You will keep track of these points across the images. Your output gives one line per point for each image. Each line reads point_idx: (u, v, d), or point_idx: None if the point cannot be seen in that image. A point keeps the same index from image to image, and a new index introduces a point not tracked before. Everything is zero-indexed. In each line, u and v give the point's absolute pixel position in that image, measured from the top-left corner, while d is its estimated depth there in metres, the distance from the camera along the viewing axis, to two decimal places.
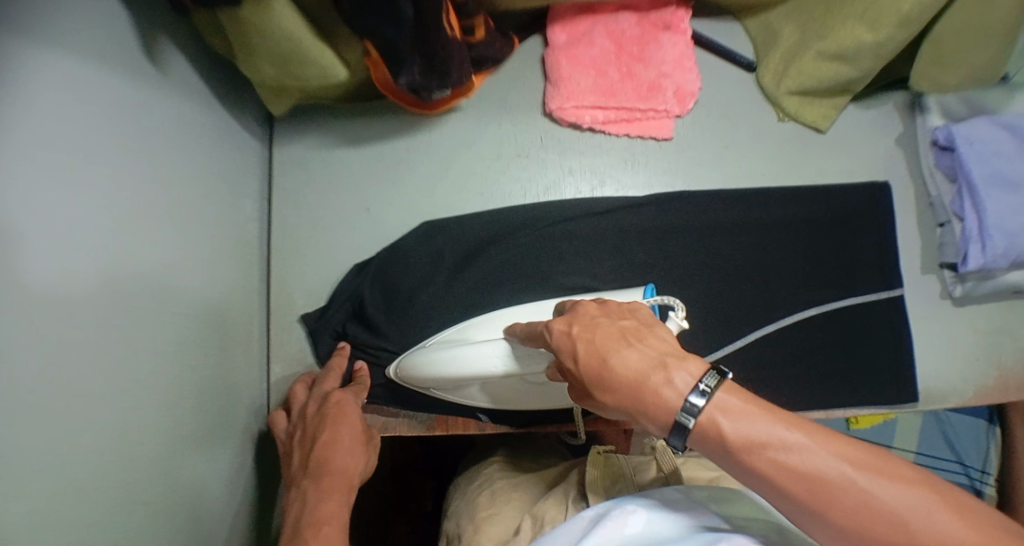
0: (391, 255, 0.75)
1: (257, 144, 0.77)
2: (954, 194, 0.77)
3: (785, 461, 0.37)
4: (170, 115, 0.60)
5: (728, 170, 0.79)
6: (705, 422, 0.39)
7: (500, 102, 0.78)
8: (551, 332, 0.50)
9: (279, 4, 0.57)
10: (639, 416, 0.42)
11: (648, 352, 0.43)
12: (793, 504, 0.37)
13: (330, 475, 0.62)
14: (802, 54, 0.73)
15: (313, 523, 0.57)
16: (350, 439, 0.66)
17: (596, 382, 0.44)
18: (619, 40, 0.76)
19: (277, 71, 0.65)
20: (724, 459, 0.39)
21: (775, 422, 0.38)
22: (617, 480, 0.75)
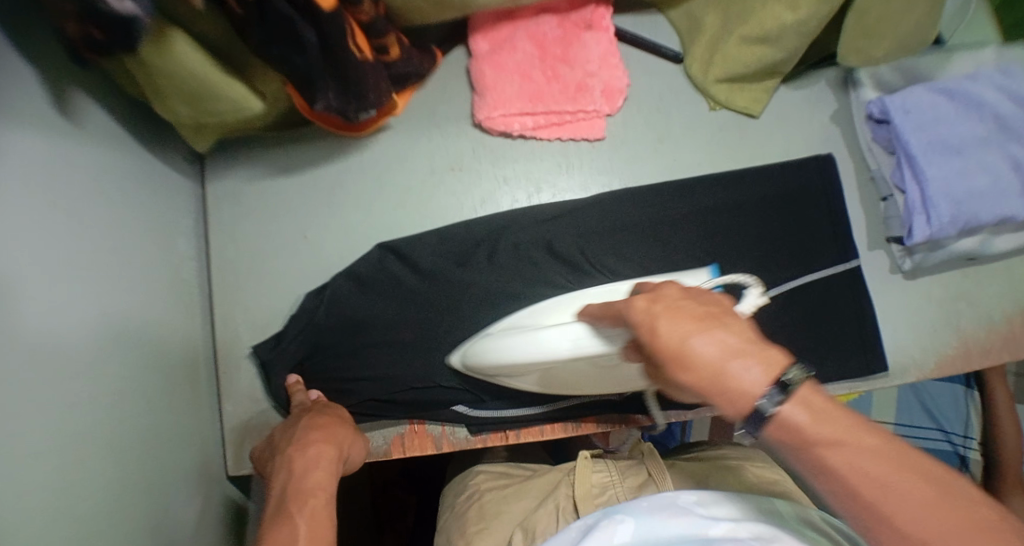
0: (344, 283, 0.74)
1: (187, 183, 0.75)
2: (893, 166, 0.76)
3: (861, 465, 0.40)
4: (90, 163, 0.58)
5: (665, 164, 0.78)
6: (783, 414, 0.41)
7: (430, 116, 0.77)
8: (630, 304, 0.48)
9: (181, 42, 0.56)
10: (717, 399, 0.43)
11: (725, 341, 0.42)
12: (861, 504, 0.40)
13: (313, 447, 0.63)
14: (726, 41, 0.73)
15: (299, 493, 0.57)
16: (330, 422, 0.68)
17: (672, 359, 0.44)
18: (542, 43, 0.75)
19: (193, 110, 0.65)
20: (801, 452, 0.41)
21: (856, 428, 0.41)
22: (605, 489, 0.76)
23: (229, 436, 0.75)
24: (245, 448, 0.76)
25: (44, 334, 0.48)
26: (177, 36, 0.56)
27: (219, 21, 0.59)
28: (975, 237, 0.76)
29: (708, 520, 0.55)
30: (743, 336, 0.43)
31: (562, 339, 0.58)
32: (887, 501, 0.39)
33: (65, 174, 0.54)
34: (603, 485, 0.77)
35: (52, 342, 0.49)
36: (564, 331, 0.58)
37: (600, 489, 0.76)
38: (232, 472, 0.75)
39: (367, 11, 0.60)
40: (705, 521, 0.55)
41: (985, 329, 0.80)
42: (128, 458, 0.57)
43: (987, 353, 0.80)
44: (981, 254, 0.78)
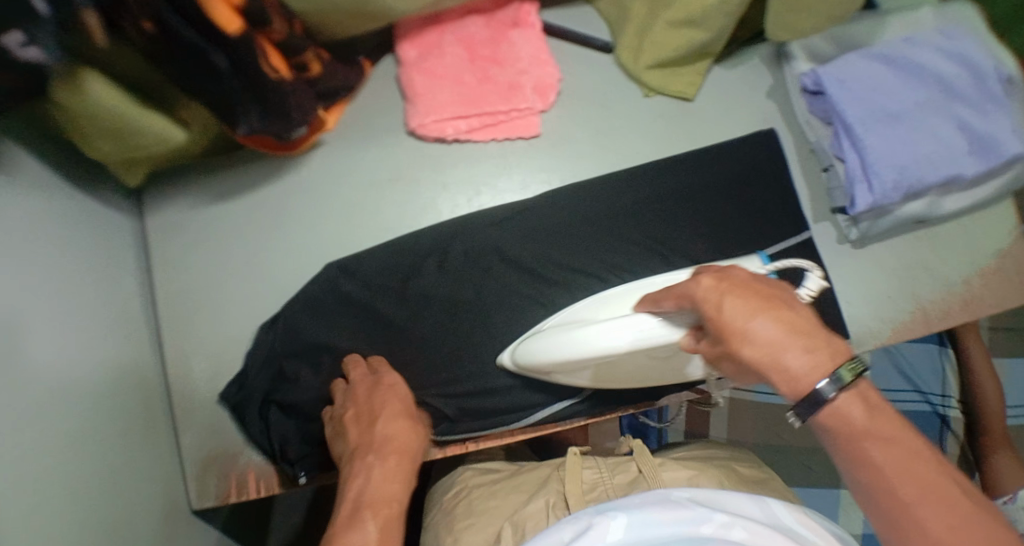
0: (299, 309, 0.73)
1: (124, 217, 0.74)
2: (832, 137, 0.76)
3: (901, 466, 0.45)
4: (26, 205, 0.57)
5: (605, 155, 0.78)
6: (839, 404, 0.46)
7: (365, 128, 0.76)
8: (695, 284, 0.53)
9: (95, 82, 0.55)
10: (773, 374, 0.48)
11: (786, 324, 0.48)
12: (890, 498, 0.45)
13: (383, 446, 0.64)
14: (653, 27, 0.72)
15: (372, 504, 0.59)
16: (406, 418, 0.68)
17: (733, 334, 0.49)
18: (470, 46, 0.75)
19: (117, 146, 0.63)
20: (846, 441, 0.47)
21: (903, 434, 0.46)
22: (595, 486, 0.70)
23: (190, 469, 0.74)
24: (207, 479, 0.74)
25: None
26: (88, 75, 0.54)
27: (133, 57, 0.57)
28: (921, 200, 0.76)
29: (701, 515, 0.51)
30: (799, 321, 0.48)
31: (622, 329, 0.60)
32: (913, 498, 0.44)
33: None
34: (593, 481, 0.71)
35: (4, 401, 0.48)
36: (628, 320, 0.60)
37: (590, 486, 0.70)
38: (197, 505, 0.74)
39: (279, 30, 0.59)
40: (697, 516, 0.51)
41: (939, 292, 0.80)
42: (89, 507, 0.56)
43: (945, 316, 0.81)
44: (929, 217, 0.78)
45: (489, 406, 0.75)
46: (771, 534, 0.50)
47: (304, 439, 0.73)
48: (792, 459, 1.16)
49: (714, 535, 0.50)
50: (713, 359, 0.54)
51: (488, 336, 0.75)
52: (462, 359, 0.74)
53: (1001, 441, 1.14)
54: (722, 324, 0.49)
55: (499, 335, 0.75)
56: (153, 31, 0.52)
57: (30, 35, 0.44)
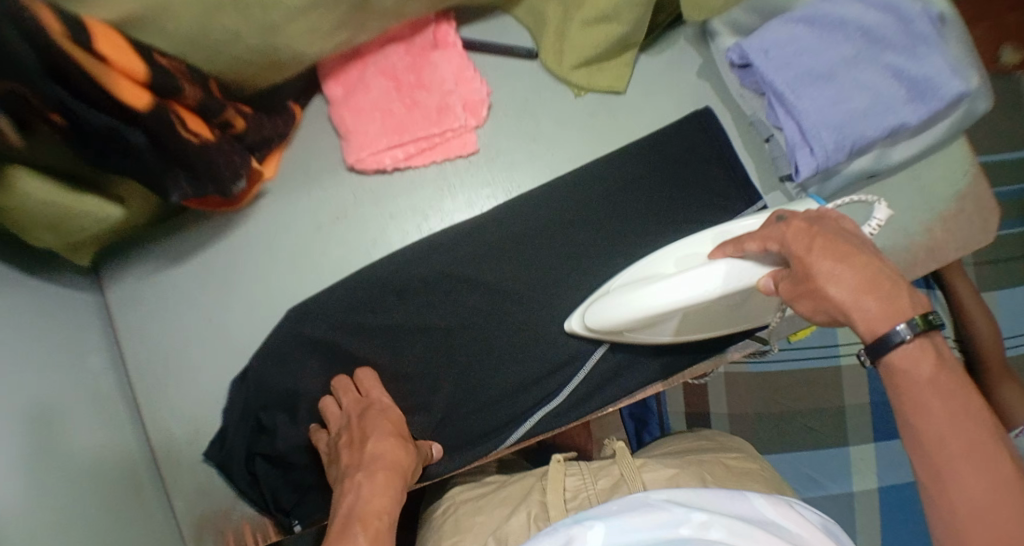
0: (263, 363, 0.73)
1: (86, 295, 0.74)
2: (767, 107, 0.75)
3: (957, 424, 0.48)
4: None
5: (547, 161, 0.78)
6: (908, 351, 0.48)
7: (306, 171, 0.77)
8: (786, 227, 0.54)
9: (22, 177, 0.56)
10: (852, 314, 0.49)
11: (866, 273, 0.49)
12: (943, 446, 0.48)
13: (379, 465, 0.63)
14: (570, 27, 0.72)
15: (364, 517, 0.58)
16: (398, 440, 0.67)
17: (815, 276, 0.50)
18: (394, 75, 0.75)
19: (59, 233, 0.64)
20: (907, 386, 0.49)
21: (967, 396, 0.48)
22: (577, 493, 0.72)
23: (189, 531, 0.75)
24: (207, 538, 0.75)
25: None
26: (9, 170, 0.55)
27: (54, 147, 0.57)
28: (869, 155, 0.75)
29: (679, 517, 0.52)
30: (878, 272, 0.49)
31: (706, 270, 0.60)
32: (961, 453, 0.47)
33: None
34: (576, 489, 0.73)
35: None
36: (708, 266, 0.60)
37: (572, 494, 0.72)
38: None
39: (191, 95, 0.59)
40: (675, 518, 0.52)
41: (901, 244, 0.81)
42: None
43: (910, 266, 0.82)
44: (880, 170, 0.77)
45: (470, 426, 0.75)
46: (749, 531, 0.51)
47: (294, 487, 0.75)
48: (795, 424, 1.15)
49: (692, 537, 0.51)
50: (791, 302, 0.54)
51: (457, 359, 0.75)
52: (435, 385, 0.75)
53: (1002, 375, 1.13)
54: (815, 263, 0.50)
55: (467, 356, 0.75)
56: (62, 121, 0.53)
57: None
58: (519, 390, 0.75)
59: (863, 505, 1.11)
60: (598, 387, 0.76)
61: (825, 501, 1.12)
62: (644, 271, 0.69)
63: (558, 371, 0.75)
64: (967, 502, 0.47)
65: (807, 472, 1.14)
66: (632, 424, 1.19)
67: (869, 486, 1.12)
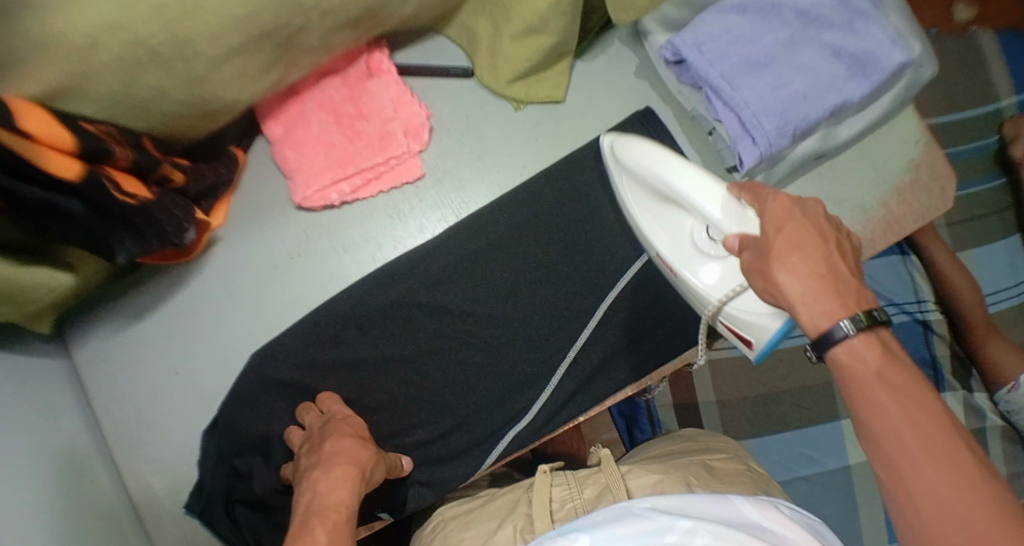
0: (233, 407, 0.73)
1: (53, 359, 0.75)
2: (705, 101, 0.75)
3: (909, 422, 0.45)
4: None
5: (495, 176, 0.77)
6: (851, 343, 0.47)
7: (254, 214, 0.77)
8: (772, 197, 0.55)
9: None
10: (797, 307, 0.50)
11: (823, 269, 0.50)
12: (898, 443, 0.45)
13: (337, 462, 0.63)
14: (500, 43, 0.72)
15: (321, 511, 0.57)
16: (359, 443, 0.67)
17: (773, 255, 0.52)
18: (333, 108, 0.75)
19: (14, 305, 0.64)
20: (857, 383, 0.48)
21: (921, 396, 0.46)
22: (564, 503, 0.72)
23: None
24: None
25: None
26: None
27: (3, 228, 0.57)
28: (814, 137, 0.75)
29: (664, 525, 0.52)
30: (830, 267, 0.50)
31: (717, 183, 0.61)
32: (916, 445, 0.44)
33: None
34: (562, 499, 0.73)
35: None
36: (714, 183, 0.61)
37: (559, 504, 0.72)
38: None
39: (125, 156, 0.60)
40: (661, 526, 0.52)
41: (860, 220, 0.81)
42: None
43: (869, 241, 0.81)
44: (827, 150, 0.77)
45: (441, 451, 0.75)
46: (734, 535, 0.50)
47: (276, 529, 0.74)
48: (784, 404, 1.16)
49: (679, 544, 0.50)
50: (745, 269, 0.56)
51: (426, 384, 0.75)
52: (405, 412, 0.75)
53: (988, 333, 1.13)
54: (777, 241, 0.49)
55: (436, 382, 0.75)
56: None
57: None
58: (491, 408, 0.75)
59: (859, 477, 1.11)
60: (569, 399, 0.75)
61: (822, 478, 1.12)
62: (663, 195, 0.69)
63: (526, 388, 0.75)
64: (927, 504, 0.44)
65: (800, 451, 1.13)
66: (622, 421, 1.17)
67: (864, 457, 1.12)
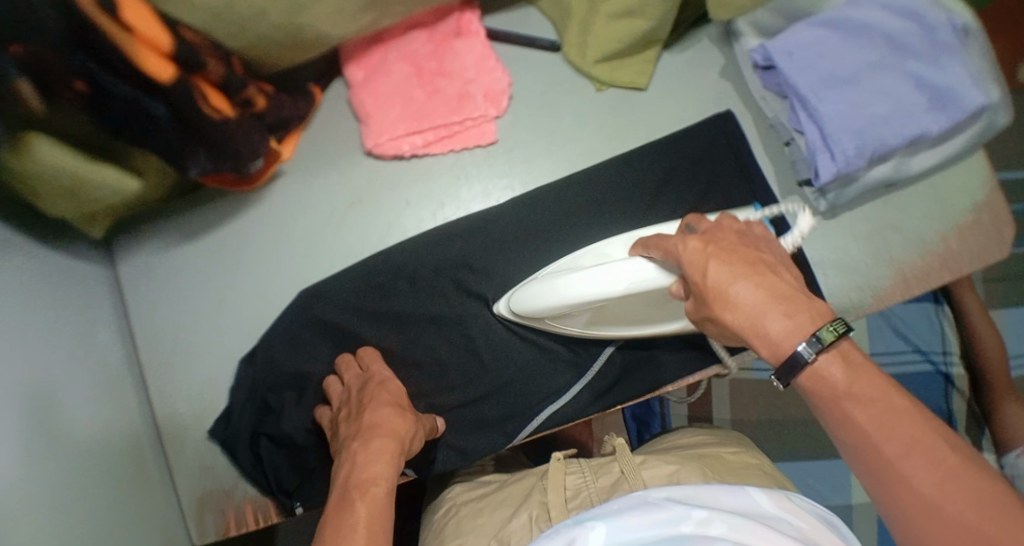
0: (276, 341, 0.73)
1: (97, 267, 0.74)
2: (789, 110, 0.74)
3: (881, 429, 0.46)
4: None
5: (566, 153, 0.77)
6: (817, 365, 0.47)
7: (321, 154, 0.76)
8: (682, 242, 0.54)
9: (42, 142, 0.54)
10: (755, 340, 0.49)
11: (769, 288, 0.49)
12: (878, 453, 0.46)
13: (375, 434, 0.62)
14: (595, 21, 0.71)
15: (359, 485, 0.58)
16: (399, 411, 0.65)
17: (716, 298, 0.50)
18: (416, 61, 0.75)
19: (71, 201, 0.63)
20: (826, 401, 0.48)
21: (892, 397, 0.46)
22: (578, 491, 0.71)
23: (189, 510, 0.74)
24: (209, 518, 0.74)
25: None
26: (33, 137, 0.53)
27: (85, 120, 0.57)
28: (889, 164, 0.75)
29: (679, 514, 0.49)
30: (781, 285, 0.49)
31: (626, 263, 0.58)
32: (898, 459, 0.45)
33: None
34: (577, 488, 0.72)
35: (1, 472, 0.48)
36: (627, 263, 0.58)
37: (574, 492, 0.71)
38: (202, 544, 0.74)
39: (216, 70, 0.60)
40: (675, 515, 0.49)
41: (917, 254, 0.80)
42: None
43: (923, 276, 0.81)
44: (898, 179, 0.77)
45: (476, 417, 0.74)
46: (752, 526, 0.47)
47: (299, 471, 0.73)
48: (798, 434, 1.15)
49: (694, 533, 0.47)
50: (694, 317, 0.55)
51: (468, 350, 0.74)
52: (443, 374, 0.74)
53: (1008, 392, 1.13)
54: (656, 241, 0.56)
55: (479, 347, 0.74)
56: (87, 91, 0.53)
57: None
58: (529, 382, 0.75)
59: (863, 518, 1.10)
60: (608, 388, 0.76)
61: None
62: (566, 264, 0.71)
63: (567, 368, 0.75)
64: (915, 509, 0.45)
65: (809, 484, 1.12)
66: (634, 425, 1.16)
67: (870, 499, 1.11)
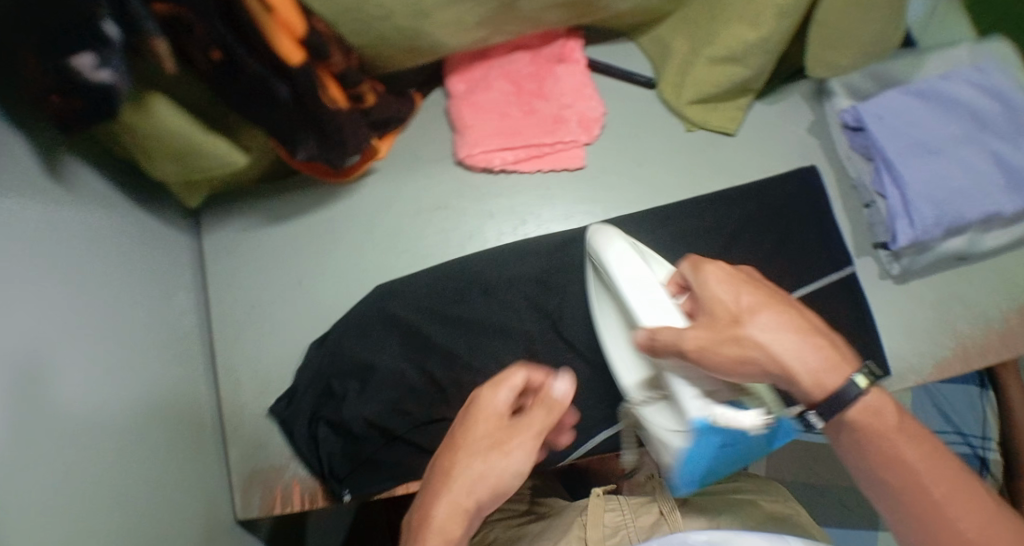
0: (347, 328, 0.75)
1: (183, 235, 0.77)
2: (872, 172, 0.76)
3: (926, 469, 0.48)
4: (82, 223, 0.59)
5: (648, 187, 0.78)
6: (864, 400, 0.49)
7: (413, 159, 0.79)
8: (713, 264, 0.55)
9: (161, 102, 0.58)
10: (791, 363, 0.50)
11: (798, 320, 0.52)
12: (921, 493, 0.48)
13: (461, 466, 0.55)
14: (695, 64, 0.74)
15: (429, 522, 0.54)
16: (505, 437, 0.56)
17: (736, 321, 0.51)
18: (517, 80, 0.78)
19: (177, 166, 0.67)
20: (874, 439, 0.49)
21: (933, 443, 0.49)
22: (617, 530, 0.71)
23: (235, 480, 0.75)
24: (252, 494, 0.74)
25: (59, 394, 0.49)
26: (154, 98, 0.58)
27: (196, 86, 0.62)
28: (963, 238, 0.75)
29: None
30: (812, 321, 0.53)
31: (646, 277, 0.56)
32: (943, 500, 0.48)
33: (65, 238, 0.55)
34: (616, 525, 0.72)
35: (72, 408, 0.50)
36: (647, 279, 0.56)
37: (613, 529, 0.71)
38: (240, 516, 0.74)
39: (338, 63, 0.63)
40: None
41: (981, 330, 0.78)
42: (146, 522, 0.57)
43: (987, 353, 0.78)
44: (971, 253, 0.77)
45: None
46: None
47: (348, 459, 0.72)
48: (831, 501, 1.12)
49: None
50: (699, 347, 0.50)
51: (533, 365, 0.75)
52: None
53: None
54: (691, 255, 0.57)
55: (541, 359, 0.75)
56: (218, 62, 0.56)
57: (101, 56, 0.47)
58: (587, 402, 0.74)
59: None
60: None
61: None
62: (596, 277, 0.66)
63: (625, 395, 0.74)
64: None
65: None
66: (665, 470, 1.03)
67: None
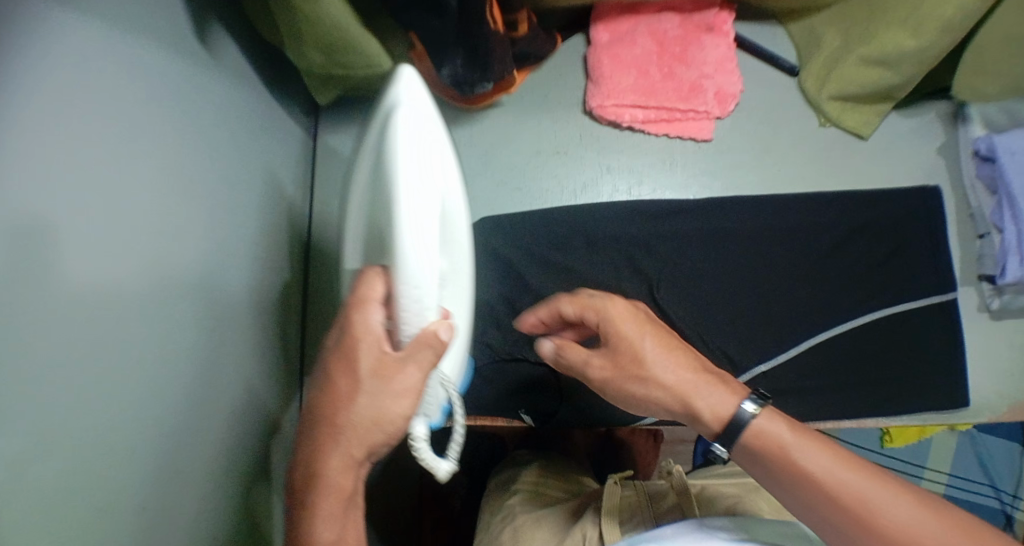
0: None
1: (303, 130, 0.77)
2: (994, 206, 0.75)
3: (833, 491, 0.45)
4: (221, 96, 0.56)
5: (768, 175, 0.79)
6: (761, 423, 0.48)
7: (541, 99, 0.79)
8: (613, 301, 0.54)
9: None
10: (673, 397, 0.50)
11: (691, 365, 0.51)
12: (850, 515, 0.45)
13: (342, 421, 0.45)
14: (844, 60, 0.73)
15: (327, 492, 0.46)
16: (381, 372, 0.44)
17: (632, 357, 0.51)
18: (662, 41, 0.77)
19: (324, 58, 0.65)
20: (781, 462, 0.47)
21: (818, 455, 0.46)
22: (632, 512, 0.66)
23: None
24: None
25: (175, 256, 0.46)
26: None
27: None
28: None
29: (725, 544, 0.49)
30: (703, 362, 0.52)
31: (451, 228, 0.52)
32: (888, 514, 0.44)
33: (210, 105, 0.54)
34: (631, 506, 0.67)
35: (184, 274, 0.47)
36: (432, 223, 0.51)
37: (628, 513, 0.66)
38: None
39: None
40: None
41: None
42: (252, 398, 0.59)
43: None
44: None
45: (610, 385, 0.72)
46: None
47: None
48: None
49: None
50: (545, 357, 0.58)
51: None
52: None
53: None
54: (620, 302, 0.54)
55: None
56: None
57: None
58: None
59: None
60: None
61: None
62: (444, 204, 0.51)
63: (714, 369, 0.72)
64: None
65: None
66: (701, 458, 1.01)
67: None
